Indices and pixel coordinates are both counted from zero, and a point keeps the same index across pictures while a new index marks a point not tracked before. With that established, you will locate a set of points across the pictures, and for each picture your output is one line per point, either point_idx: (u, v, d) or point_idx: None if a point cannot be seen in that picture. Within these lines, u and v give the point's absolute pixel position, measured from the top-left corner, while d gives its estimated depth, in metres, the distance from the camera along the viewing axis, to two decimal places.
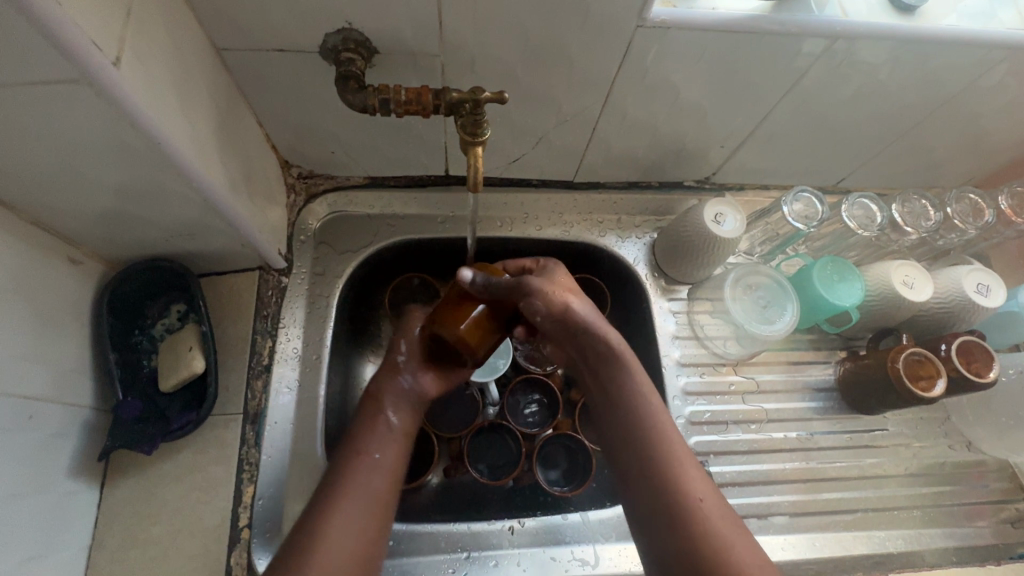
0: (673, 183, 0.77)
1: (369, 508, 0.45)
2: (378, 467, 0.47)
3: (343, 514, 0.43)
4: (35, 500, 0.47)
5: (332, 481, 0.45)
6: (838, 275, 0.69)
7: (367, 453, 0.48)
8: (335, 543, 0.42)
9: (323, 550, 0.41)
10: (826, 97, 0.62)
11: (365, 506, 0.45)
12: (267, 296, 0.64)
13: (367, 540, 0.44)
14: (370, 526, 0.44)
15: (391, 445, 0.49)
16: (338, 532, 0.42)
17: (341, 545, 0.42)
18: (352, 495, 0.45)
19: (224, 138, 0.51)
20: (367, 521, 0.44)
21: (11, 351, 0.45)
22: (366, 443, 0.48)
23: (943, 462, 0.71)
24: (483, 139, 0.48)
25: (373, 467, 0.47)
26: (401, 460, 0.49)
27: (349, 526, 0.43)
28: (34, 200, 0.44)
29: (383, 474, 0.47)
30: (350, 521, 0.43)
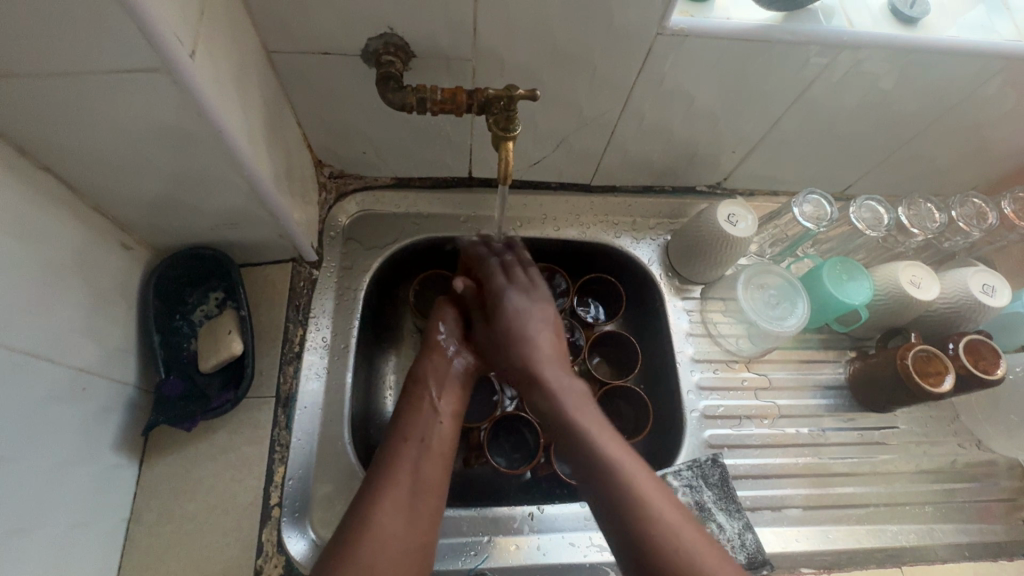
0: (685, 188, 0.81)
1: (421, 491, 0.48)
2: (428, 451, 0.51)
3: (395, 499, 0.47)
4: (85, 467, 0.49)
5: (377, 473, 0.49)
6: (847, 275, 0.71)
7: (415, 436, 0.52)
8: (388, 527, 0.45)
9: (376, 534, 0.44)
10: (833, 105, 0.65)
11: (418, 489, 0.49)
12: (299, 287, 0.67)
13: (422, 520, 0.47)
14: (426, 505, 0.48)
15: (438, 426, 0.54)
16: (391, 515, 0.46)
17: (397, 526, 0.46)
18: (402, 482, 0.48)
19: (270, 133, 0.55)
20: (421, 501, 0.48)
21: (71, 325, 0.48)
22: (416, 427, 0.53)
23: (953, 460, 0.72)
24: (514, 134, 0.53)
25: (423, 451, 0.51)
26: (449, 437, 0.54)
27: (402, 512, 0.47)
28: (98, 184, 0.48)
29: (432, 453, 0.52)
30: (401, 506, 0.47)
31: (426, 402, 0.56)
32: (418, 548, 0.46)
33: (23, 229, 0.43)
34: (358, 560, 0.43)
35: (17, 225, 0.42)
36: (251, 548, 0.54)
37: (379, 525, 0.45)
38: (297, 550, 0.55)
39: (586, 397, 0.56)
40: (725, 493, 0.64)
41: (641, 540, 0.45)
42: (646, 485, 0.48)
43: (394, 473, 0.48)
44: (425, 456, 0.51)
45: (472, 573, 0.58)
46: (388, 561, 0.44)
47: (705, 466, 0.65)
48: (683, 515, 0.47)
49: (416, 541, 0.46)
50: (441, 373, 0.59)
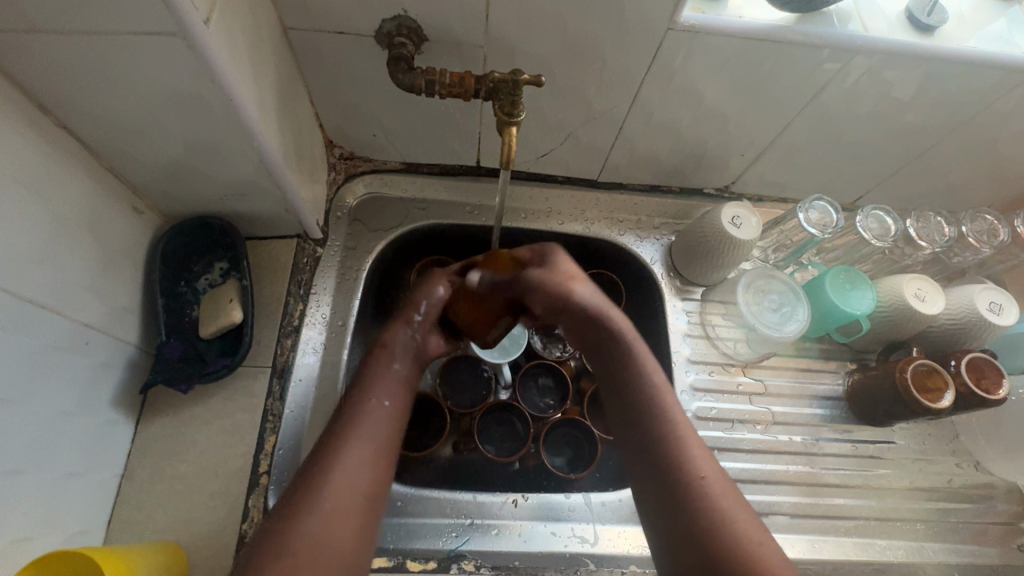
0: (692, 189, 0.81)
1: (384, 449, 0.45)
2: (392, 411, 0.47)
3: (357, 454, 0.43)
4: (82, 420, 0.51)
5: (342, 425, 0.44)
6: (850, 283, 0.71)
7: (382, 394, 0.47)
8: (350, 480, 0.42)
9: (336, 489, 0.41)
10: (845, 112, 0.65)
11: (381, 448, 0.45)
12: (302, 263, 0.68)
13: (380, 480, 0.43)
14: (385, 465, 0.44)
15: (407, 390, 0.49)
16: (352, 471, 0.42)
17: (356, 481, 0.42)
18: (366, 438, 0.44)
19: (282, 109, 0.56)
20: (382, 461, 0.44)
21: (77, 280, 0.49)
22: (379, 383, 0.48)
23: (950, 480, 0.71)
24: (518, 119, 0.53)
25: (389, 410, 0.47)
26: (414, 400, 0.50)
27: (364, 467, 0.43)
28: (112, 145, 0.50)
29: (397, 413, 0.47)
30: (363, 462, 0.43)
31: (393, 366, 0.50)
32: (372, 509, 0.42)
33: (35, 182, 0.45)
34: (317, 510, 0.40)
35: (30, 178, 0.44)
36: (237, 512, 0.55)
37: (341, 478, 0.41)
38: None
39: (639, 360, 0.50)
40: None
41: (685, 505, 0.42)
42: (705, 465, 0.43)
43: (358, 427, 0.44)
44: (391, 416, 0.47)
45: (451, 554, 0.58)
46: (344, 518, 0.40)
47: None
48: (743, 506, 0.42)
49: (372, 502, 0.42)
50: (409, 341, 0.51)
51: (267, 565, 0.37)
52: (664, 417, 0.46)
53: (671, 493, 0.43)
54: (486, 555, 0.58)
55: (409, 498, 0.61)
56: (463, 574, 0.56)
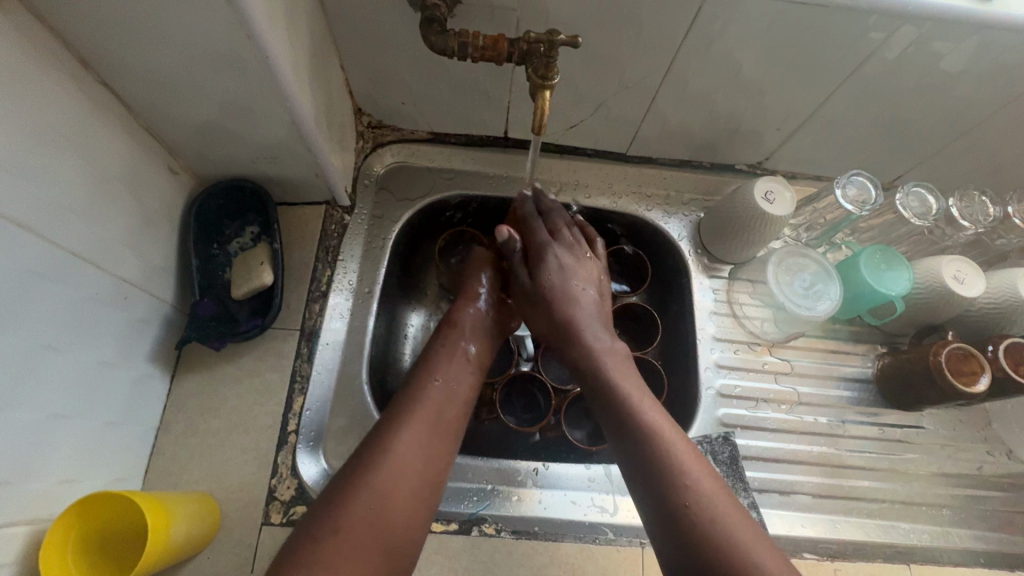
0: (723, 165, 0.79)
1: (440, 429, 0.50)
2: (453, 393, 0.53)
3: (416, 432, 0.48)
4: (121, 372, 0.53)
5: (399, 409, 0.50)
6: (885, 263, 0.69)
7: (442, 376, 0.54)
8: (405, 458, 0.46)
9: (394, 465, 0.46)
10: (891, 84, 0.62)
11: (438, 428, 0.50)
12: (330, 230, 0.69)
13: (436, 455, 0.48)
14: (439, 445, 0.49)
15: (468, 372, 0.56)
16: (411, 446, 0.47)
17: (415, 459, 0.47)
18: (425, 418, 0.50)
19: (314, 71, 0.56)
20: (437, 442, 0.49)
21: (117, 236, 0.50)
22: (441, 368, 0.55)
23: (979, 467, 0.69)
24: (552, 82, 0.52)
25: (447, 395, 0.53)
26: (472, 386, 0.56)
27: (426, 443, 0.48)
28: (150, 103, 0.50)
29: (456, 395, 0.53)
30: (421, 439, 0.48)
31: (459, 347, 0.58)
32: (428, 485, 0.47)
33: (79, 138, 0.46)
34: (375, 486, 0.44)
35: (73, 133, 0.45)
36: (267, 467, 0.57)
37: (399, 455, 0.46)
38: (308, 475, 0.57)
39: (633, 373, 0.56)
40: (733, 470, 0.64)
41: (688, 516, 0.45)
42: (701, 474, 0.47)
43: (416, 410, 0.50)
44: (450, 398, 0.53)
45: (471, 518, 0.59)
46: (400, 493, 0.45)
47: (716, 443, 0.65)
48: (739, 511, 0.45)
49: (428, 476, 0.47)
50: (475, 321, 0.61)
51: (327, 532, 0.42)
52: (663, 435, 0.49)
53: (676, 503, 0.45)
54: (507, 519, 0.59)
55: None
56: (483, 536, 0.57)
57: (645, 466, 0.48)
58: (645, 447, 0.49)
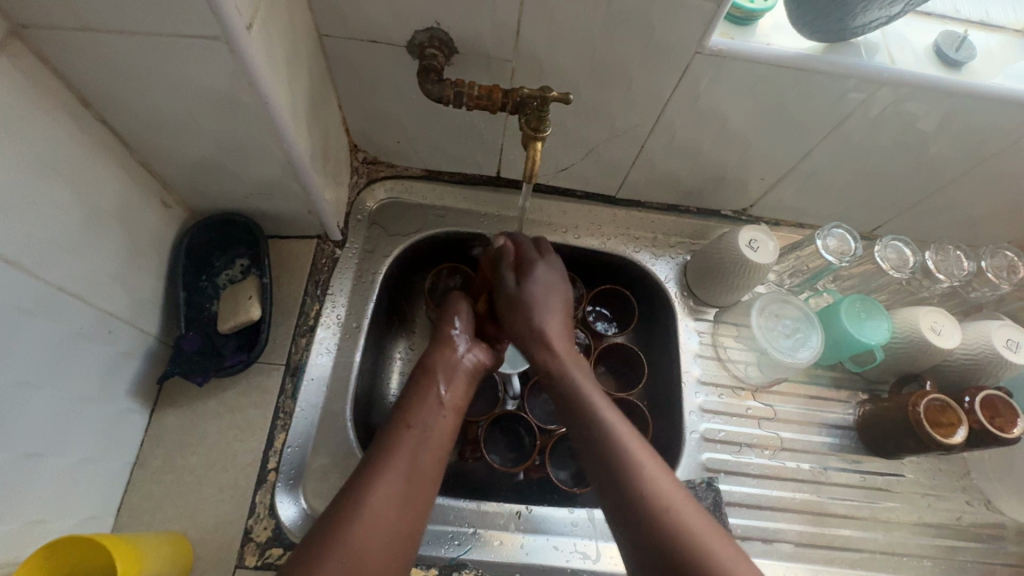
0: (709, 210, 0.81)
1: (415, 479, 0.47)
2: (428, 442, 0.50)
3: (390, 484, 0.46)
4: (101, 407, 0.52)
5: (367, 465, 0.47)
6: (865, 312, 0.70)
7: (418, 425, 0.51)
8: (378, 514, 0.44)
9: (367, 522, 0.43)
10: (868, 141, 0.65)
11: (411, 480, 0.47)
12: (321, 264, 0.69)
13: (410, 509, 0.46)
14: (413, 499, 0.46)
15: (443, 419, 0.52)
16: (386, 499, 0.45)
17: (389, 512, 0.45)
18: (397, 467, 0.47)
19: (312, 113, 0.58)
20: (411, 496, 0.46)
21: (106, 269, 0.50)
22: (418, 417, 0.51)
23: (959, 517, 0.70)
24: (543, 134, 0.54)
25: (421, 445, 0.50)
26: (449, 434, 0.53)
27: (397, 499, 0.46)
28: (148, 140, 0.51)
29: (431, 444, 0.50)
30: (395, 494, 0.46)
31: (433, 395, 0.54)
32: (402, 537, 0.45)
33: (74, 173, 0.46)
34: (347, 541, 0.42)
35: (68, 168, 0.45)
36: (245, 507, 0.56)
37: (372, 511, 0.44)
38: (287, 516, 0.56)
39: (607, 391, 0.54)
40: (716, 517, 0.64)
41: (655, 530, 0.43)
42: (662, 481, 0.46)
43: (387, 464, 0.47)
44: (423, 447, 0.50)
45: (452, 562, 0.58)
46: (376, 547, 0.43)
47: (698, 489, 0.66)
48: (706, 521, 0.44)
49: (403, 533, 0.45)
50: (453, 365, 0.57)
51: None
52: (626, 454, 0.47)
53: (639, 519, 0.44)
54: (487, 564, 0.58)
55: None
56: None
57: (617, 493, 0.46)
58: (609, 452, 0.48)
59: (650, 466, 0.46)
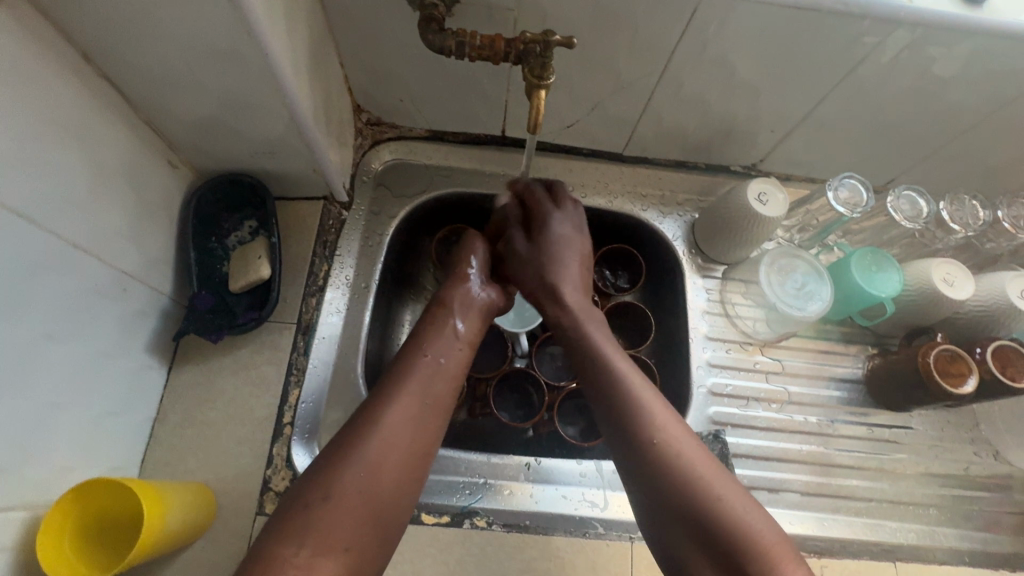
0: (719, 166, 0.79)
1: (430, 401, 0.48)
2: (442, 370, 0.50)
3: (406, 404, 0.46)
4: (120, 362, 0.53)
5: (385, 383, 0.48)
6: (876, 265, 0.69)
7: (433, 353, 0.51)
8: (396, 430, 0.45)
9: (384, 438, 0.44)
10: (883, 87, 0.63)
11: (427, 401, 0.48)
12: (328, 225, 0.70)
13: (426, 428, 0.47)
14: (431, 420, 0.47)
15: (458, 351, 0.53)
16: (403, 418, 0.46)
17: (405, 429, 0.45)
18: (415, 389, 0.48)
19: (314, 68, 0.57)
20: (429, 416, 0.47)
21: (117, 228, 0.51)
22: (430, 345, 0.52)
23: (966, 468, 0.70)
24: (547, 83, 0.53)
25: (437, 371, 0.50)
26: (463, 366, 0.53)
27: (410, 419, 0.46)
28: (151, 98, 0.51)
29: (445, 372, 0.51)
30: (412, 413, 0.46)
31: (448, 328, 0.54)
32: (418, 456, 0.45)
33: (80, 131, 0.46)
34: (364, 455, 0.43)
35: (73, 124, 0.45)
36: (262, 458, 0.58)
37: (392, 425, 0.45)
38: (303, 467, 0.58)
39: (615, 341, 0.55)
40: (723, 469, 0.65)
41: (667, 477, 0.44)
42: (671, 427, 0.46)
43: (403, 385, 0.47)
44: (438, 375, 0.50)
45: (464, 510, 0.60)
46: (391, 463, 0.44)
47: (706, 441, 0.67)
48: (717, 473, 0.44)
49: (420, 449, 0.46)
50: (466, 300, 0.58)
51: (320, 496, 0.40)
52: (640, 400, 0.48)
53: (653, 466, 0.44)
54: (498, 512, 0.60)
55: None
56: (475, 529, 0.58)
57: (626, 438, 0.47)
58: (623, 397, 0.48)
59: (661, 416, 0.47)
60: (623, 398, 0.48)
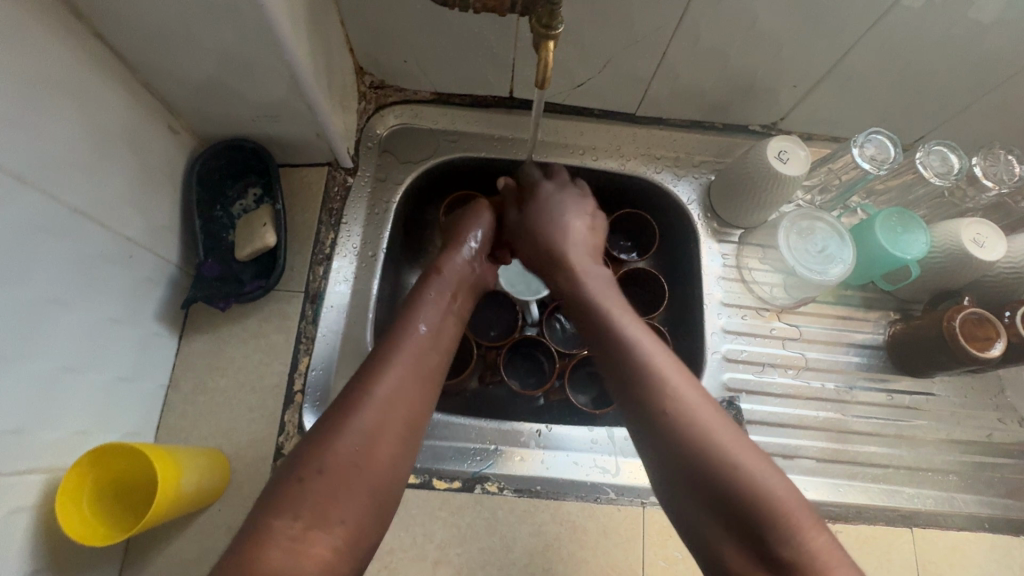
0: (737, 126, 0.76)
1: (420, 376, 0.47)
2: (433, 343, 0.50)
3: (396, 378, 0.45)
4: (130, 330, 0.53)
5: (378, 356, 0.47)
6: (902, 226, 0.66)
7: (424, 326, 0.50)
8: (388, 404, 0.44)
9: (376, 412, 0.43)
10: (916, 35, 0.59)
11: (419, 373, 0.47)
12: (333, 192, 0.69)
13: (417, 403, 0.45)
14: (422, 393, 0.46)
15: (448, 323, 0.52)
16: (393, 392, 0.44)
17: (396, 403, 0.44)
18: (405, 364, 0.47)
19: (314, 26, 0.55)
20: (420, 390, 0.46)
21: (120, 195, 0.51)
22: (422, 319, 0.51)
23: (989, 434, 0.68)
24: (556, 32, 0.49)
25: (430, 345, 0.49)
26: (451, 341, 0.52)
27: (402, 394, 0.45)
28: (148, 58, 0.50)
29: (437, 345, 0.50)
30: (404, 386, 0.45)
31: (441, 301, 0.54)
32: (410, 431, 0.44)
33: (77, 92, 0.45)
34: (356, 430, 0.42)
35: (68, 84, 0.44)
36: (275, 425, 0.58)
37: (383, 399, 0.44)
38: None
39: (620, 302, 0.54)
40: None
41: (682, 446, 0.42)
42: (686, 390, 0.44)
43: (393, 358, 0.46)
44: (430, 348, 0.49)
45: (475, 476, 0.60)
46: (384, 437, 0.43)
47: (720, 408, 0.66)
48: (739, 438, 0.42)
49: (414, 420, 0.45)
50: (459, 273, 0.58)
51: (312, 471, 0.40)
52: (649, 369, 0.45)
53: (666, 434, 0.43)
54: (509, 478, 0.60)
55: (437, 423, 0.63)
56: (486, 494, 0.58)
57: (637, 407, 0.45)
58: (633, 364, 0.46)
59: (676, 385, 0.44)
60: (631, 368, 0.46)
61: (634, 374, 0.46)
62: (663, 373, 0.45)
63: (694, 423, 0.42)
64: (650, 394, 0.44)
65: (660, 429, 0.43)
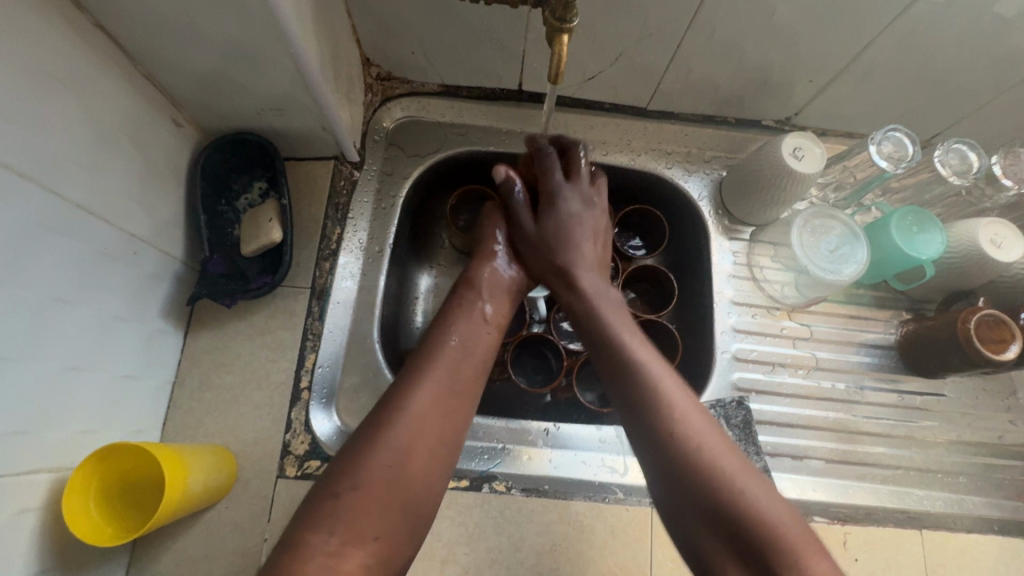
0: (749, 121, 0.75)
1: (456, 390, 0.47)
2: (467, 355, 0.49)
3: (432, 391, 0.45)
4: (135, 326, 0.53)
5: (414, 368, 0.47)
6: (917, 226, 0.66)
7: (459, 338, 0.50)
8: (424, 419, 0.44)
9: (411, 428, 0.43)
10: (936, 30, 0.58)
11: (454, 388, 0.47)
12: (339, 186, 0.68)
13: (452, 417, 0.45)
14: (458, 407, 0.46)
15: (485, 334, 0.52)
16: (429, 405, 0.44)
17: (432, 418, 0.44)
18: (441, 376, 0.47)
19: (320, 17, 0.54)
20: (455, 403, 0.46)
21: (124, 191, 0.50)
22: (456, 330, 0.51)
23: (1000, 436, 0.68)
24: (570, 26, 0.48)
25: (463, 358, 0.49)
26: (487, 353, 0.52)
27: (438, 407, 0.45)
28: (151, 50, 0.48)
29: (473, 357, 0.50)
30: (439, 399, 0.45)
31: (476, 311, 0.54)
32: (445, 447, 0.44)
33: (80, 84, 0.44)
34: (392, 445, 0.42)
35: (70, 77, 0.43)
36: (281, 423, 0.58)
37: (417, 413, 0.44)
38: (321, 431, 0.58)
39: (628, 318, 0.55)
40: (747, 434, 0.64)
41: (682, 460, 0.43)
42: (690, 410, 0.46)
43: (429, 371, 0.46)
44: (465, 359, 0.49)
45: (482, 475, 0.59)
46: (419, 453, 0.42)
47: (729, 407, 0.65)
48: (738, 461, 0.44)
49: (448, 436, 0.45)
50: (492, 281, 0.57)
51: (347, 486, 0.39)
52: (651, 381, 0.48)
53: (668, 445, 0.44)
54: (517, 477, 0.60)
55: None
56: (494, 493, 0.58)
57: (644, 418, 0.46)
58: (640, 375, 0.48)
59: (684, 404, 0.46)
60: (639, 382, 0.48)
61: (639, 394, 0.47)
62: (667, 388, 0.47)
63: (694, 441, 0.44)
64: (653, 408, 0.46)
65: (661, 442, 0.45)
